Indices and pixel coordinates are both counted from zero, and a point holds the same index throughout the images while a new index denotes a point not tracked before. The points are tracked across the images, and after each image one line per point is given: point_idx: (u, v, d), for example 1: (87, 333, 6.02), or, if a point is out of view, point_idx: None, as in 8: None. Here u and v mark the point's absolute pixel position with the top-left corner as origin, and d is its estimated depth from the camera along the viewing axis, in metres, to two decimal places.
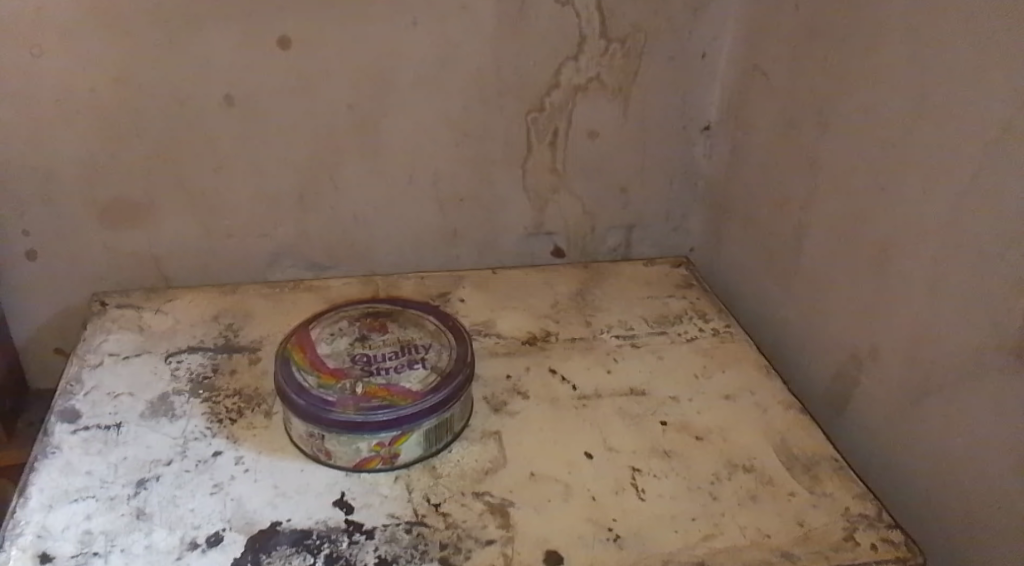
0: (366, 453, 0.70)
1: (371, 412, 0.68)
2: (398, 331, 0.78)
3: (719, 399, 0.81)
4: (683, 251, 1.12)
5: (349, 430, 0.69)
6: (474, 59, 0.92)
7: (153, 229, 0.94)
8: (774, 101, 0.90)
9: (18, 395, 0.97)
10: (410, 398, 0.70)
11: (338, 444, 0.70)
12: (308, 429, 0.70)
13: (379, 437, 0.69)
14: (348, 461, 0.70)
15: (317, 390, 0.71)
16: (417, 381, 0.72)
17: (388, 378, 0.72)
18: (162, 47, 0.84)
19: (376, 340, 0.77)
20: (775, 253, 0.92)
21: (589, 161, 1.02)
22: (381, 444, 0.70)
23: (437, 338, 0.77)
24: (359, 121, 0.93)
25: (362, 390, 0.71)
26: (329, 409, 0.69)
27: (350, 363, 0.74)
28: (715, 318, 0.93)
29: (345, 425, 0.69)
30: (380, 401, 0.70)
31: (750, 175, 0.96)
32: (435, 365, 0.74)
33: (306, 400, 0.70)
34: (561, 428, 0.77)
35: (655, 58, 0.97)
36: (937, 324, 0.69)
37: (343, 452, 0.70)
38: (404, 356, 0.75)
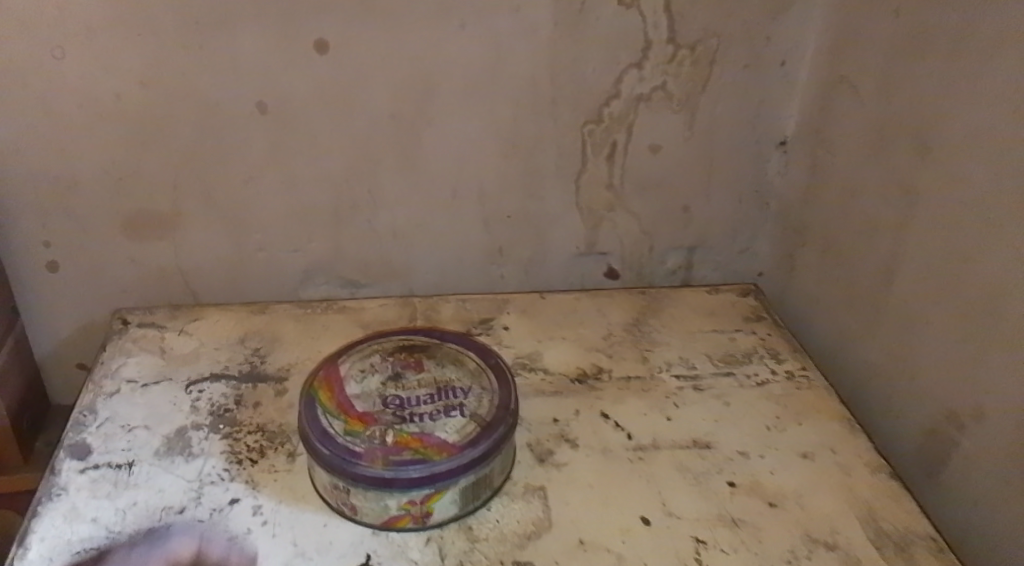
0: (396, 511, 0.63)
1: (402, 468, 0.61)
2: (434, 369, 0.71)
3: (795, 458, 0.72)
4: (749, 275, 1.02)
5: (377, 486, 0.61)
6: (527, 65, 0.83)
7: (180, 242, 0.88)
8: (861, 118, 0.80)
9: (38, 412, 0.92)
10: (446, 452, 0.62)
11: (365, 500, 0.63)
12: (332, 481, 0.64)
13: (410, 495, 0.62)
14: (375, 518, 0.63)
15: (343, 438, 0.63)
16: (454, 430, 0.64)
17: (423, 426, 0.65)
18: (190, 50, 0.78)
19: (410, 381, 0.69)
20: (858, 288, 0.82)
21: (649, 177, 0.93)
22: (412, 502, 0.62)
23: (478, 379, 0.70)
24: (399, 131, 0.85)
25: (393, 440, 0.63)
26: (356, 462, 0.62)
27: (381, 406, 0.67)
28: (789, 358, 0.83)
29: (373, 480, 0.61)
30: (412, 454, 0.62)
31: (830, 199, 0.86)
32: (474, 412, 0.66)
33: (331, 450, 0.63)
34: (615, 485, 0.69)
35: (727, 66, 0.87)
36: None
37: (370, 508, 0.63)
38: (440, 400, 0.67)
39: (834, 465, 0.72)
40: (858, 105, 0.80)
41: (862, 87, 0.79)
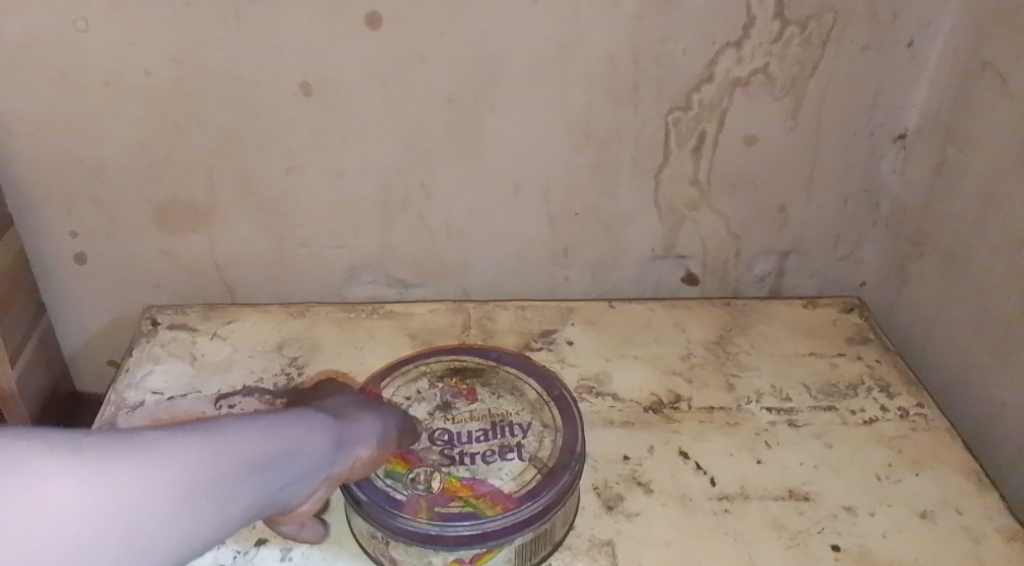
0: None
1: (449, 523, 0.52)
2: (489, 398, 0.61)
3: (913, 518, 0.61)
4: (850, 285, 0.89)
5: (420, 542, 0.53)
6: (607, 43, 0.72)
7: (216, 235, 0.81)
8: (1006, 112, 0.67)
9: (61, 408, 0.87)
10: (501, 505, 0.53)
11: (406, 554, 0.54)
12: (371, 529, 0.55)
13: (459, 554, 0.53)
14: None
15: (383, 482, 0.55)
16: (510, 477, 0.55)
17: (474, 470, 0.56)
18: (227, 24, 0.69)
19: (461, 412, 0.60)
20: (991, 313, 0.69)
21: (741, 172, 0.81)
22: (459, 561, 0.53)
23: (540, 413, 0.60)
24: (458, 118, 0.76)
25: (439, 487, 0.55)
26: (396, 513, 0.53)
27: (427, 443, 0.58)
28: (901, 393, 0.72)
29: (416, 536, 0.52)
30: (461, 505, 0.53)
31: (957, 205, 0.73)
32: (534, 456, 0.57)
33: (368, 495, 0.54)
34: (696, 543, 0.59)
35: (843, 46, 0.74)
36: None
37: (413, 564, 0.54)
38: (494, 438, 0.58)
39: (959, 529, 0.61)
40: (1005, 96, 0.66)
41: (1011, 75, 0.66)
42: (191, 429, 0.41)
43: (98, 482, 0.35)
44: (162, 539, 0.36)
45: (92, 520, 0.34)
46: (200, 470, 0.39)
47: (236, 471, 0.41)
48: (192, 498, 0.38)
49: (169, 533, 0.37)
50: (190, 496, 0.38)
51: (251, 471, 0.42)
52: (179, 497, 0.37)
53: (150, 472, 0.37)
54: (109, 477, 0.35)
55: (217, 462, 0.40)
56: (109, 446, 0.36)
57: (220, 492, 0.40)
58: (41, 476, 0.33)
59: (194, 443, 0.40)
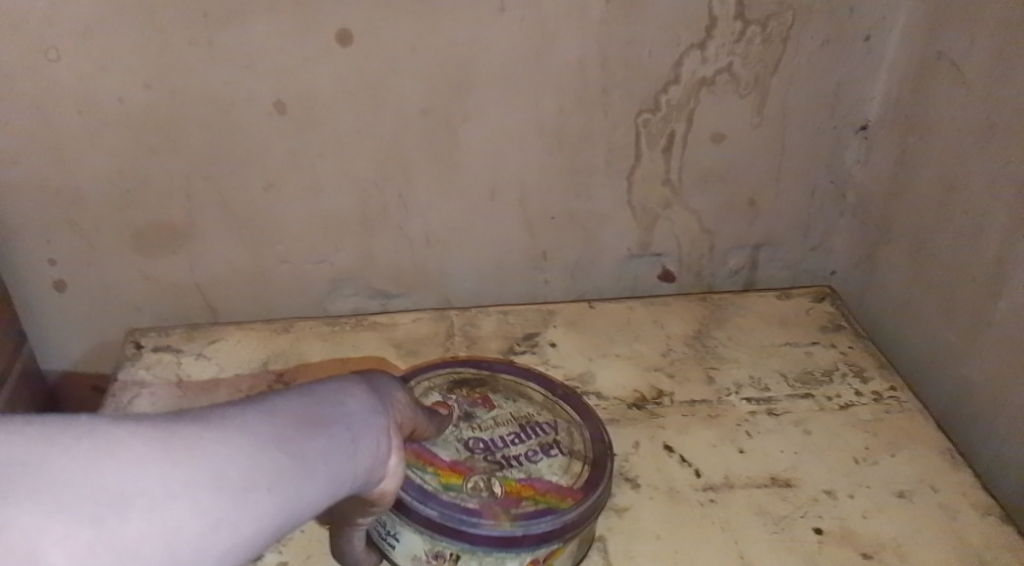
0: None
1: (532, 522, 0.53)
2: (505, 404, 0.62)
3: (890, 497, 0.64)
4: (822, 274, 0.92)
5: (500, 547, 0.53)
6: (575, 49, 0.74)
7: (195, 255, 0.81)
8: (961, 100, 0.69)
9: None
10: (569, 497, 0.55)
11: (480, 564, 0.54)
12: (438, 548, 0.54)
13: (539, 551, 0.54)
14: None
15: (447, 496, 0.54)
16: (563, 471, 0.57)
17: (527, 470, 0.57)
18: (200, 45, 0.69)
19: (484, 419, 0.60)
20: (956, 295, 0.71)
21: (712, 169, 0.83)
22: (535, 562, 0.55)
23: (558, 412, 0.62)
24: (432, 128, 0.77)
25: (503, 490, 0.55)
26: (476, 522, 0.53)
27: (468, 453, 0.57)
28: (875, 377, 0.74)
29: (500, 541, 0.53)
30: (532, 503, 0.54)
31: (919, 192, 0.75)
32: (572, 449, 0.59)
33: (439, 511, 0.53)
34: (685, 534, 0.61)
35: (803, 42, 0.76)
36: None
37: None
38: (529, 439, 0.59)
39: (935, 506, 0.63)
40: (959, 85, 0.69)
41: (965, 65, 0.68)
42: (237, 403, 0.42)
43: (167, 444, 0.36)
44: (247, 490, 0.38)
45: (172, 475, 0.35)
46: (261, 429, 0.41)
47: (297, 426, 0.43)
48: (262, 450, 0.40)
49: (253, 484, 0.38)
50: (260, 449, 0.40)
51: (314, 425, 0.44)
52: (250, 455, 0.39)
53: (211, 433, 0.38)
54: (175, 440, 0.36)
55: (273, 421, 0.42)
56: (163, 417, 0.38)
57: (290, 446, 0.41)
58: (110, 439, 0.34)
59: (244, 410, 0.41)
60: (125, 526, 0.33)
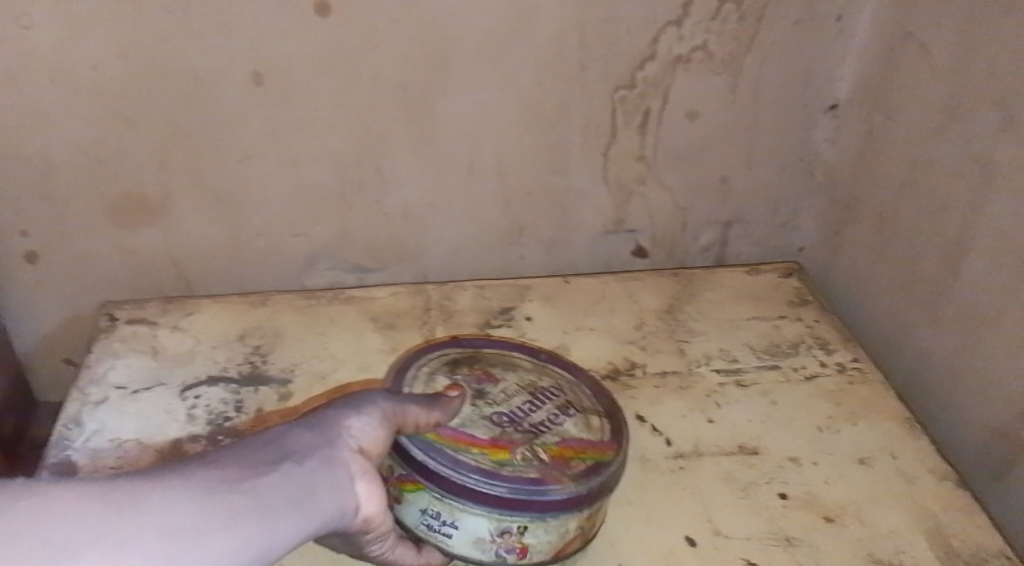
0: (573, 534, 0.54)
1: (590, 478, 0.53)
2: (507, 376, 0.61)
3: (852, 463, 0.66)
4: (790, 251, 0.94)
5: (568, 509, 0.52)
6: (553, 25, 0.75)
7: (171, 228, 0.81)
8: (926, 81, 0.71)
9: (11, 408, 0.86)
10: (608, 451, 0.56)
11: (545, 533, 0.53)
12: (505, 525, 0.52)
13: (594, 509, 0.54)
14: (548, 550, 0.54)
15: (508, 470, 0.52)
16: (587, 429, 0.57)
17: (559, 432, 0.56)
18: (177, 15, 0.69)
19: (495, 393, 0.58)
20: (919, 271, 0.74)
21: (685, 147, 0.84)
22: (589, 518, 0.54)
23: (552, 377, 0.62)
24: (410, 102, 0.77)
25: (549, 455, 0.54)
26: (545, 490, 0.51)
27: (500, 428, 0.55)
28: (839, 350, 0.77)
29: (567, 503, 0.52)
30: (580, 463, 0.54)
31: (885, 171, 0.78)
32: (585, 409, 0.59)
33: (508, 486, 0.51)
34: (656, 500, 0.63)
35: (776, 22, 0.78)
36: None
37: (546, 543, 0.53)
38: (545, 404, 0.58)
39: (894, 472, 0.66)
40: (926, 66, 0.71)
41: (931, 47, 0.70)
42: (183, 458, 0.40)
43: (106, 499, 0.34)
44: (201, 533, 0.35)
45: (113, 528, 0.33)
46: (206, 475, 0.38)
47: (245, 467, 0.40)
48: (212, 493, 0.37)
49: (209, 526, 0.36)
50: (210, 493, 0.37)
51: (267, 463, 0.41)
52: (201, 499, 0.37)
53: (153, 482, 0.36)
54: (116, 495, 0.34)
55: (218, 466, 0.39)
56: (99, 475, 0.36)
57: (244, 487, 0.39)
58: (45, 497, 0.33)
59: (186, 463, 0.39)
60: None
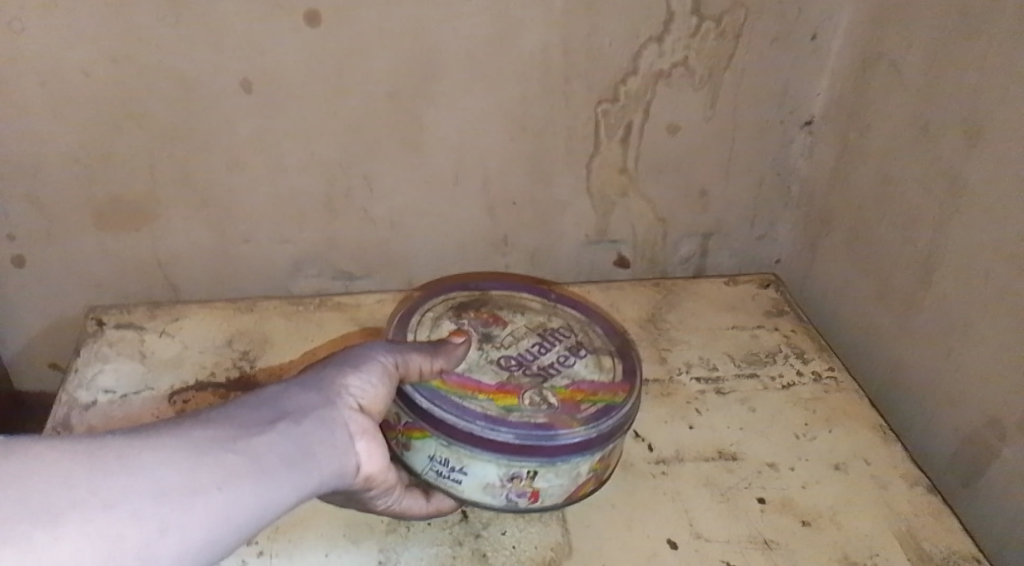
0: (585, 477, 0.59)
1: (600, 421, 0.58)
2: (514, 319, 0.68)
3: (827, 469, 0.68)
4: (767, 262, 0.96)
5: (579, 452, 0.57)
6: (538, 39, 0.76)
7: (158, 233, 0.81)
8: (898, 99, 0.74)
9: None
10: (619, 392, 0.62)
11: (556, 476, 0.58)
12: (514, 471, 0.57)
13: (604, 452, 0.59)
14: (561, 493, 0.59)
15: (516, 417, 0.57)
16: (598, 369, 0.64)
17: (569, 374, 0.63)
18: (168, 22, 0.70)
19: (504, 337, 0.65)
20: (892, 283, 0.76)
21: (667, 159, 0.86)
22: (601, 461, 0.60)
23: (563, 317, 0.69)
24: (398, 111, 0.78)
25: (558, 399, 0.60)
26: (555, 433, 0.56)
27: (507, 372, 0.62)
28: (815, 359, 0.79)
29: (577, 446, 0.57)
30: (589, 404, 0.60)
31: (859, 185, 0.80)
32: (596, 348, 0.66)
33: (515, 432, 0.56)
34: (639, 504, 0.64)
35: (755, 39, 0.80)
36: None
37: (558, 487, 0.58)
38: (553, 345, 0.65)
39: (867, 477, 0.68)
40: (898, 84, 0.74)
41: (903, 66, 0.73)
42: (188, 416, 0.45)
43: (98, 462, 0.38)
44: (192, 492, 0.40)
45: (105, 487, 0.38)
46: (201, 435, 0.43)
47: (241, 428, 0.45)
48: (205, 453, 0.42)
49: (200, 485, 0.41)
50: (204, 452, 0.42)
51: (261, 425, 0.46)
52: (192, 459, 0.41)
53: (149, 443, 0.41)
54: (110, 458, 0.39)
55: (214, 426, 0.44)
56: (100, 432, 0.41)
57: (238, 447, 0.43)
58: (41, 457, 0.37)
59: (187, 423, 0.44)
60: (54, 544, 0.35)
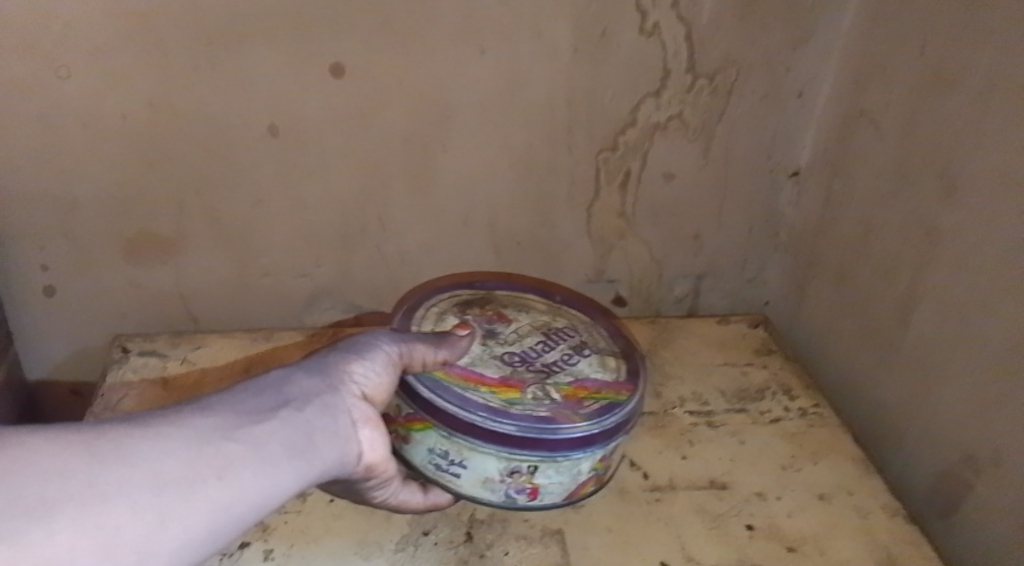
0: (585, 475, 0.65)
1: (603, 418, 0.64)
2: (517, 318, 0.74)
3: (812, 499, 0.72)
4: (756, 304, 1.01)
5: (580, 447, 0.63)
6: (545, 91, 0.82)
7: (182, 266, 0.86)
8: (878, 153, 0.80)
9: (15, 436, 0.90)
10: (623, 392, 0.68)
11: (555, 472, 0.64)
12: (514, 464, 0.63)
13: (603, 446, 0.64)
14: (561, 488, 0.65)
15: (518, 410, 0.63)
16: (603, 369, 0.70)
17: (574, 373, 0.69)
18: (204, 70, 0.75)
19: (509, 335, 0.72)
20: (873, 325, 0.81)
21: (662, 205, 0.92)
22: (602, 459, 0.66)
23: (566, 318, 0.76)
24: (412, 155, 0.84)
25: (562, 395, 0.66)
26: (557, 426, 0.62)
27: (511, 367, 0.68)
28: (801, 395, 0.83)
29: (578, 440, 0.63)
30: (591, 401, 0.66)
31: (843, 232, 0.85)
32: (600, 349, 0.73)
33: (518, 425, 0.61)
34: (634, 528, 0.68)
35: (745, 95, 0.86)
36: None
37: (557, 483, 0.64)
38: (557, 345, 0.72)
39: (850, 507, 0.72)
40: (877, 140, 0.80)
41: (882, 123, 0.79)
42: (193, 404, 0.50)
43: (92, 457, 0.43)
44: (190, 483, 0.45)
45: (101, 481, 0.42)
46: (202, 424, 0.48)
47: (240, 417, 0.50)
48: (204, 444, 0.47)
49: (200, 476, 0.45)
50: (203, 443, 0.47)
51: (260, 414, 0.51)
52: (189, 451, 0.46)
53: (149, 436, 0.45)
54: (107, 453, 0.43)
55: (214, 415, 0.49)
56: (104, 423, 0.46)
57: (236, 436, 0.48)
58: (41, 455, 0.42)
59: (191, 411, 0.49)
60: (49, 539, 0.39)
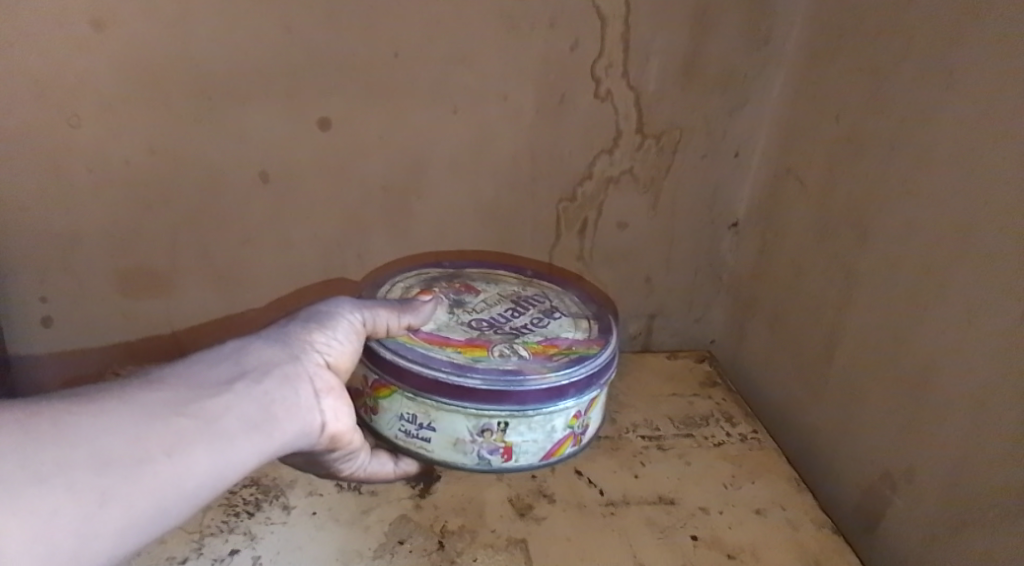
0: (562, 433, 0.78)
1: (572, 371, 0.76)
2: (486, 289, 0.88)
3: (751, 514, 0.80)
4: (703, 342, 1.10)
5: (552, 397, 0.75)
6: (511, 147, 0.92)
7: (173, 300, 0.92)
8: (805, 206, 0.90)
9: None
10: (595, 345, 0.81)
11: (528, 428, 0.76)
12: (485, 421, 0.75)
13: (572, 397, 0.76)
14: (542, 447, 0.78)
15: (484, 365, 0.75)
16: (575, 328, 0.84)
17: (545, 333, 0.82)
18: (204, 122, 0.83)
19: (478, 303, 0.86)
20: (804, 359, 0.90)
21: (617, 250, 1.01)
22: (578, 415, 0.79)
23: (536, 288, 0.90)
24: (390, 202, 0.92)
25: (530, 352, 0.78)
26: (525, 378, 0.74)
27: (479, 330, 0.81)
28: (742, 422, 0.92)
29: (548, 391, 0.75)
30: (556, 354, 0.79)
31: (777, 276, 0.95)
32: (571, 313, 0.86)
33: (484, 378, 0.73)
34: (590, 538, 0.75)
35: (689, 154, 0.97)
36: (967, 455, 0.69)
37: (532, 441, 0.77)
38: (526, 311, 0.86)
39: (783, 520, 0.80)
40: (803, 195, 0.90)
41: (807, 180, 0.90)
42: (149, 380, 0.55)
43: (33, 439, 0.47)
44: (136, 461, 0.50)
45: (43, 462, 0.47)
46: (152, 401, 0.53)
47: (193, 391, 0.55)
48: (153, 421, 0.52)
49: (146, 454, 0.50)
50: (153, 419, 0.52)
51: (213, 387, 0.56)
52: (135, 430, 0.51)
53: (96, 418, 0.50)
54: (50, 436, 0.48)
55: (166, 391, 0.54)
56: (56, 401, 0.50)
57: (187, 412, 0.53)
58: None
59: (145, 388, 0.53)
60: None
